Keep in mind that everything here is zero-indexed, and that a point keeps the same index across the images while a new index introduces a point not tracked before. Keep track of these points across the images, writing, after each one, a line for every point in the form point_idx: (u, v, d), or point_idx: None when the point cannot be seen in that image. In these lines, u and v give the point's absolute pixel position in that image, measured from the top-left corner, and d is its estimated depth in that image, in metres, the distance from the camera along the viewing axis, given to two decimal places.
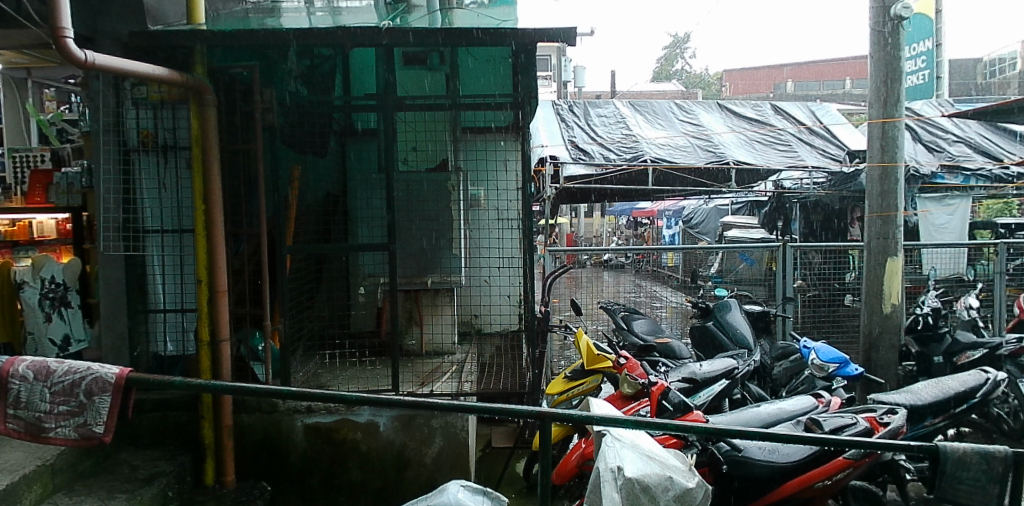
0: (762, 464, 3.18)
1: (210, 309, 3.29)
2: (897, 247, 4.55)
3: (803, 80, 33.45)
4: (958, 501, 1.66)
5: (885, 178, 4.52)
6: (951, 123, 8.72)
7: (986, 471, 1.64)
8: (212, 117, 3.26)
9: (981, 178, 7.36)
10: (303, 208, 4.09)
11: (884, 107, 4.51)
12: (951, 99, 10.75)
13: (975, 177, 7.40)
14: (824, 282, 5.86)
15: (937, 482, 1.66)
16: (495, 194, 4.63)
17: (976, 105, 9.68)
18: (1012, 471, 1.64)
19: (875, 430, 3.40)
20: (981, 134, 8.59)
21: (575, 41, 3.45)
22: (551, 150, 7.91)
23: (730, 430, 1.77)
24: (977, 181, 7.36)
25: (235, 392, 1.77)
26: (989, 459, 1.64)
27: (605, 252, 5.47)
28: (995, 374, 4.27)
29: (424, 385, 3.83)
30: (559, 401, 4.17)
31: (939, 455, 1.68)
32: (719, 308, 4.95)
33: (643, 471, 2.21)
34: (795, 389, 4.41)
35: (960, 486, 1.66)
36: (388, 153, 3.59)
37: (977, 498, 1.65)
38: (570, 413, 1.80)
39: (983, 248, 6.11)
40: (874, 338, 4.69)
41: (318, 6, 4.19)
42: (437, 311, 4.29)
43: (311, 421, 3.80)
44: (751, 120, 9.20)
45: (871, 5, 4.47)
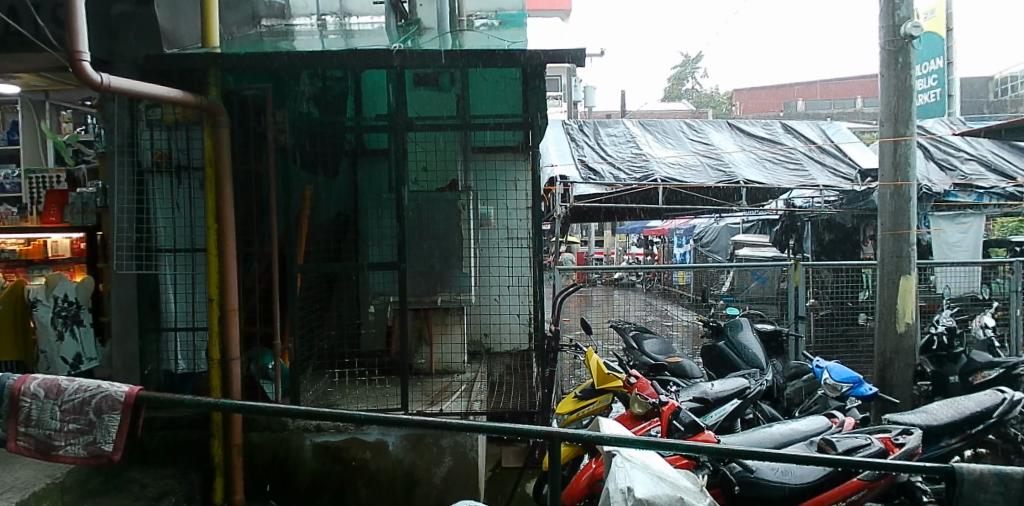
0: (774, 485, 3.27)
1: (222, 327, 3.36)
2: (911, 265, 4.49)
3: (813, 99, 33.41)
4: None
5: (897, 196, 4.49)
6: (963, 141, 8.62)
7: (1004, 492, 1.61)
8: (224, 137, 3.35)
9: (994, 196, 7.29)
10: (313, 227, 4.11)
11: (894, 126, 4.49)
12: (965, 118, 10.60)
13: (989, 195, 7.31)
14: (837, 302, 5.72)
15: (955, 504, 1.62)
16: (506, 212, 4.38)
17: (990, 122, 9.61)
18: None
19: (890, 451, 3.52)
20: (994, 152, 8.51)
21: (584, 61, 3.51)
22: (562, 170, 7.82)
23: (742, 451, 1.77)
24: (991, 200, 7.29)
25: (248, 410, 1.77)
26: (1006, 481, 1.62)
27: (617, 271, 5.37)
28: (1012, 393, 4.29)
29: (433, 404, 3.81)
30: (570, 421, 4.12)
31: (955, 476, 1.64)
32: (730, 327, 4.85)
33: (654, 492, 2.21)
34: (808, 409, 4.33)
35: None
36: (398, 174, 3.67)
37: None
38: (579, 433, 1.81)
39: (997, 266, 5.95)
40: (888, 358, 4.59)
41: (331, 30, 4.33)
42: (446, 330, 4.21)
43: (320, 440, 3.79)
44: (761, 139, 9.15)
45: (881, 25, 4.50)
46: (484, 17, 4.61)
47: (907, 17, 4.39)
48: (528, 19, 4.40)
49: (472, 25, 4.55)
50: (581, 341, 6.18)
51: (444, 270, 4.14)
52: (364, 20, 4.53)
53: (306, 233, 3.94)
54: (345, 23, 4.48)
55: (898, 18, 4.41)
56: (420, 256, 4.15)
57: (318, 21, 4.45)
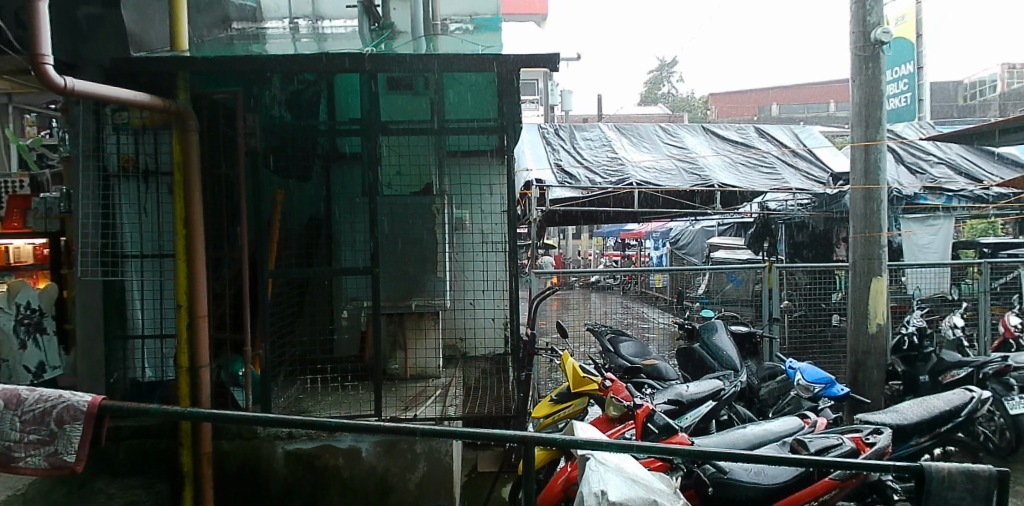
0: (749, 486, 3.34)
1: (190, 334, 3.30)
2: (882, 267, 4.54)
3: (791, 103, 33.93)
4: None
5: (868, 199, 4.54)
6: (931, 145, 8.76)
7: (970, 491, 1.63)
8: (193, 142, 3.30)
9: (963, 199, 7.47)
10: (286, 231, 4.08)
11: (865, 130, 4.54)
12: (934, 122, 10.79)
13: (958, 198, 7.49)
14: (811, 304, 5.77)
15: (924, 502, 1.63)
16: (481, 216, 4.33)
17: (957, 127, 9.81)
18: (997, 491, 1.63)
19: (861, 451, 3.59)
20: (963, 156, 8.65)
21: (556, 65, 3.53)
22: (538, 174, 7.83)
23: (713, 453, 1.77)
24: (960, 202, 7.46)
25: (207, 419, 1.77)
26: (974, 479, 1.63)
27: (594, 274, 5.30)
28: (980, 393, 4.41)
29: (407, 410, 3.78)
30: (545, 425, 4.09)
31: (924, 474, 1.65)
32: (705, 330, 4.82)
33: (626, 495, 2.38)
34: (782, 410, 4.35)
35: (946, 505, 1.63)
36: (370, 179, 3.65)
37: None
38: (552, 437, 1.80)
39: (967, 267, 6.00)
40: (861, 359, 4.63)
41: (303, 34, 4.30)
42: (421, 335, 4.16)
43: (292, 448, 3.75)
44: (735, 143, 9.23)
45: (852, 31, 4.56)
46: (459, 21, 4.58)
47: (878, 24, 4.46)
48: (503, 24, 4.40)
49: (447, 29, 4.52)
50: (557, 344, 6.16)
51: (417, 274, 4.09)
52: (337, 23, 4.50)
53: (277, 238, 3.91)
54: (319, 26, 4.44)
55: (868, 24, 4.47)
56: (394, 261, 4.10)
57: (290, 24, 4.41)
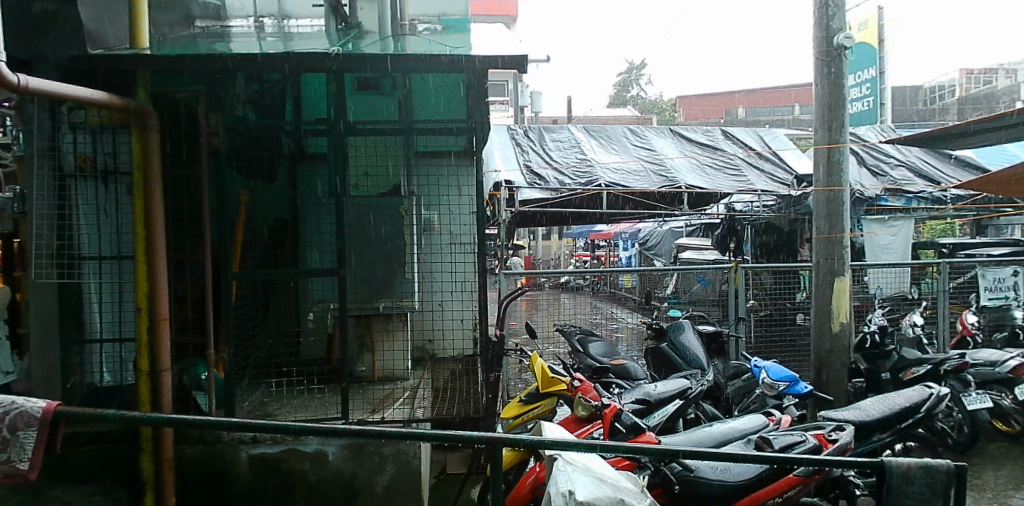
0: (716, 484, 3.37)
1: (150, 338, 3.23)
2: (844, 267, 4.64)
3: (761, 106, 34.56)
4: None
5: (831, 201, 4.65)
6: (892, 148, 8.99)
7: (928, 484, 1.83)
8: (154, 142, 3.25)
9: (922, 200, 7.68)
10: (251, 233, 4.03)
11: (828, 133, 4.63)
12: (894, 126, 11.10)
13: (917, 199, 7.70)
14: (775, 303, 5.87)
15: (886, 494, 1.84)
16: (450, 217, 4.34)
17: (916, 130, 10.10)
18: (952, 485, 1.84)
19: (823, 447, 3.66)
20: (922, 158, 8.90)
21: (524, 67, 3.54)
22: (506, 175, 7.84)
23: (679, 451, 1.91)
24: (919, 203, 7.68)
25: (183, 424, 1.79)
26: (930, 473, 1.84)
27: (564, 275, 5.29)
28: (938, 389, 4.53)
29: (374, 412, 3.76)
30: (513, 426, 4.09)
31: (886, 470, 1.85)
32: (673, 330, 4.89)
33: (594, 493, 2.40)
34: (748, 408, 4.42)
35: (906, 499, 1.84)
36: (336, 179, 3.62)
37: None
38: (521, 437, 1.90)
39: (927, 267, 6.13)
40: (824, 357, 4.73)
41: (269, 32, 4.23)
42: (389, 335, 4.16)
43: (256, 452, 3.70)
44: (702, 146, 9.35)
45: (815, 36, 4.65)
46: (428, 21, 4.58)
47: (840, 29, 4.57)
48: (472, 25, 4.40)
49: (415, 29, 4.52)
50: (526, 345, 6.17)
51: (385, 275, 4.11)
52: (304, 23, 4.46)
53: (241, 239, 3.87)
54: (285, 25, 4.38)
55: (831, 29, 4.57)
56: (361, 263, 4.08)
57: (255, 22, 4.34)
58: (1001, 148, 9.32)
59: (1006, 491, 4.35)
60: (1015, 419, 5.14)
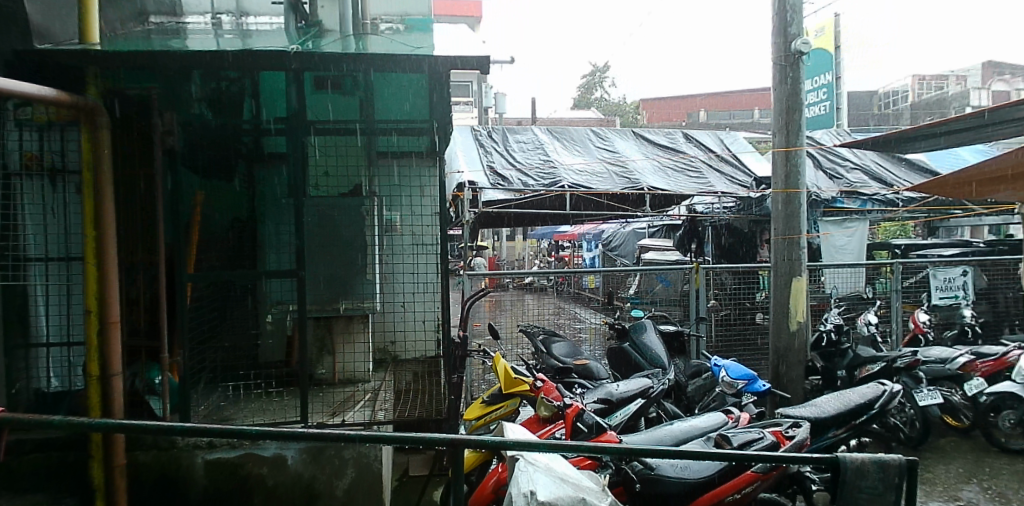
0: (676, 481, 3.40)
1: (100, 341, 3.14)
2: (801, 267, 4.76)
3: (726, 109, 35.29)
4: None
5: (789, 203, 4.76)
6: (848, 152, 9.20)
7: (882, 478, 1.81)
8: (105, 140, 3.16)
9: (876, 202, 7.80)
10: (206, 234, 3.97)
11: (786, 136, 4.74)
12: (849, 130, 11.44)
13: (871, 201, 7.82)
14: (736, 303, 5.96)
15: (839, 490, 1.81)
16: (412, 219, 4.34)
17: (870, 134, 10.43)
18: (906, 477, 1.81)
19: (781, 443, 3.75)
20: (877, 162, 9.15)
21: (487, 68, 3.55)
22: (469, 175, 7.81)
23: (642, 450, 1.85)
24: (873, 205, 7.79)
25: (140, 430, 1.74)
26: (884, 467, 1.81)
27: (528, 275, 5.26)
28: (891, 386, 4.66)
29: (334, 415, 3.71)
30: (476, 427, 4.08)
31: (840, 465, 1.82)
32: (635, 330, 4.95)
33: (554, 493, 2.45)
34: (708, 406, 4.50)
35: (860, 494, 1.81)
36: (296, 180, 3.57)
37: (875, 503, 1.82)
38: (485, 439, 1.82)
39: (881, 266, 6.26)
40: (782, 355, 4.84)
41: (227, 29, 4.15)
42: (350, 337, 4.07)
43: (213, 457, 3.63)
44: (664, 148, 9.47)
45: (773, 41, 4.75)
46: (390, 21, 4.56)
47: (798, 34, 4.67)
48: (435, 25, 4.38)
49: (377, 29, 4.50)
50: (490, 346, 6.16)
51: (346, 277, 4.09)
52: (262, 20, 4.40)
53: (197, 240, 3.81)
54: (243, 22, 4.31)
55: (789, 34, 4.68)
56: (321, 264, 4.04)
57: (212, 19, 4.24)
58: (951, 152, 9.68)
59: (955, 484, 4.51)
60: (964, 414, 5.33)
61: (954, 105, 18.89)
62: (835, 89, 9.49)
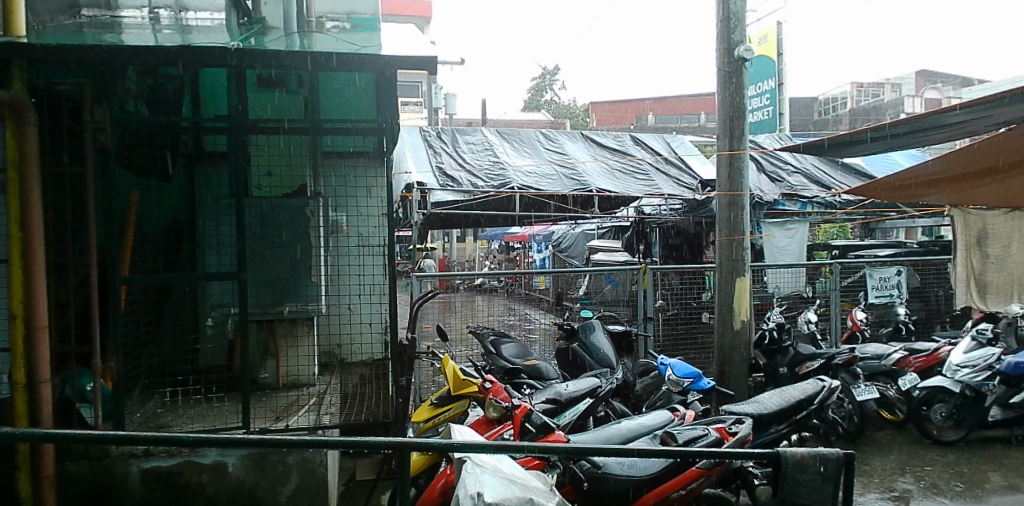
0: (622, 479, 3.47)
1: (27, 348, 3.00)
2: (745, 267, 4.90)
3: (679, 113, 36.17)
4: (797, 500, 1.84)
5: (733, 205, 4.89)
6: (789, 156, 9.46)
7: (821, 472, 1.84)
8: (33, 138, 3.03)
9: (816, 205, 8.13)
10: (143, 236, 3.85)
11: (730, 140, 4.86)
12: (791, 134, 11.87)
13: (811, 204, 8.14)
14: (682, 303, 6.13)
15: (780, 485, 1.83)
16: (359, 219, 4.29)
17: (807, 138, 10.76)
18: (844, 470, 1.84)
19: (724, 440, 3.83)
20: (817, 166, 9.46)
21: (436, 68, 3.54)
22: (418, 176, 7.82)
23: (589, 449, 1.81)
24: (813, 208, 8.11)
25: (63, 439, 1.65)
26: (823, 461, 1.84)
27: (478, 277, 5.40)
28: (830, 382, 4.86)
29: (278, 420, 3.63)
30: (424, 429, 4.05)
31: (781, 459, 1.85)
32: (583, 329, 4.99)
33: (502, 495, 2.38)
34: (655, 404, 4.61)
35: (800, 488, 1.83)
36: (236, 181, 3.48)
37: (815, 497, 1.84)
38: (427, 442, 1.78)
39: (821, 267, 6.47)
40: (727, 353, 4.98)
41: (165, 25, 4.05)
42: (295, 341, 4.12)
43: (149, 466, 3.51)
44: (612, 151, 9.55)
45: (717, 47, 4.89)
46: (336, 19, 4.51)
47: (740, 42, 4.82)
48: (382, 24, 4.36)
49: (322, 27, 4.44)
50: (439, 348, 6.15)
51: (291, 281, 3.98)
52: (203, 16, 4.27)
53: (132, 243, 3.67)
54: (182, 17, 4.19)
55: (732, 41, 4.82)
56: (263, 267, 3.94)
57: (149, 13, 4.08)
58: (886, 156, 10.16)
59: (891, 476, 4.70)
60: (899, 408, 5.61)
61: (888, 113, 19.91)
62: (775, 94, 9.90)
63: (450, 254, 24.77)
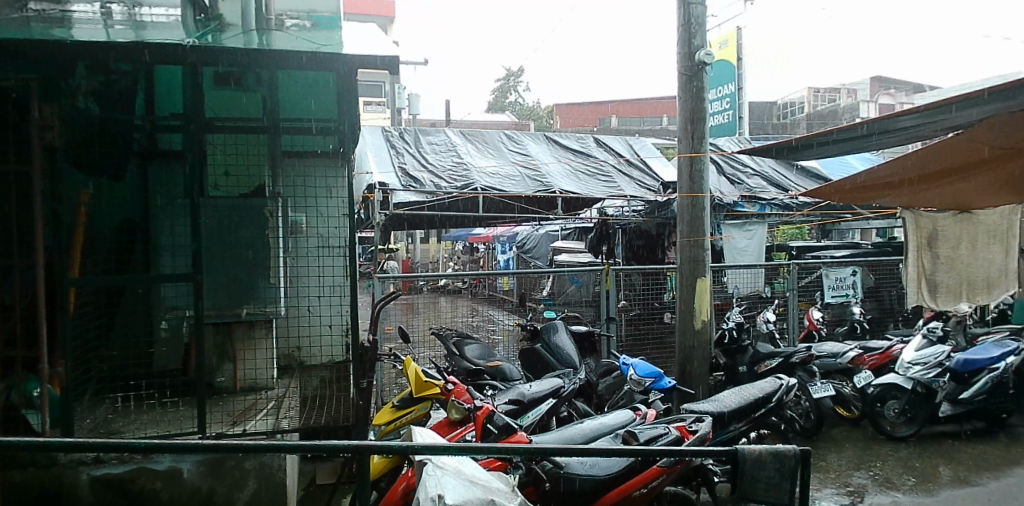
0: (584, 479, 3.50)
1: None
2: (705, 267, 5.00)
3: (645, 116, 36.72)
4: (755, 497, 1.82)
5: (694, 206, 4.98)
6: (747, 159, 9.74)
7: (778, 468, 1.82)
8: None
9: (775, 206, 8.26)
10: (95, 237, 3.72)
11: (690, 142, 4.96)
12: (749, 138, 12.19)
13: (771, 205, 8.26)
14: (645, 303, 6.22)
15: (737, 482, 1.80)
16: (321, 220, 4.19)
17: (765, 141, 11.10)
18: (800, 466, 1.81)
19: (685, 438, 3.89)
20: (774, 169, 9.75)
21: (398, 69, 3.53)
22: (380, 176, 7.78)
23: (551, 448, 1.76)
24: (772, 209, 8.25)
25: (4, 447, 1.56)
26: (779, 457, 1.82)
27: (442, 277, 5.42)
28: (787, 380, 4.98)
29: (235, 425, 3.59)
30: (386, 432, 4.02)
31: (740, 456, 1.81)
32: (546, 330, 5.03)
33: (463, 497, 2.40)
34: (617, 403, 4.69)
35: (757, 485, 1.81)
36: (192, 181, 3.41)
37: (771, 495, 1.82)
38: (390, 444, 1.69)
39: (778, 267, 6.69)
40: (688, 353, 5.07)
41: (118, 21, 3.87)
42: (252, 345, 3.99)
43: (100, 473, 3.26)
44: (574, 152, 9.65)
45: (679, 51, 4.97)
46: (296, 17, 4.47)
47: (701, 46, 4.91)
48: (343, 22, 4.32)
49: (281, 25, 4.39)
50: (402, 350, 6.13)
51: (248, 283, 3.99)
52: (158, 12, 4.17)
53: (82, 245, 3.53)
54: (136, 12, 4.07)
55: (693, 45, 4.91)
56: (220, 271, 3.94)
57: (100, 8, 3.92)
58: (840, 160, 10.50)
59: (847, 471, 4.85)
60: (854, 405, 5.77)
61: (844, 117, 20.59)
62: (735, 98, 10.13)
63: (416, 254, 24.67)
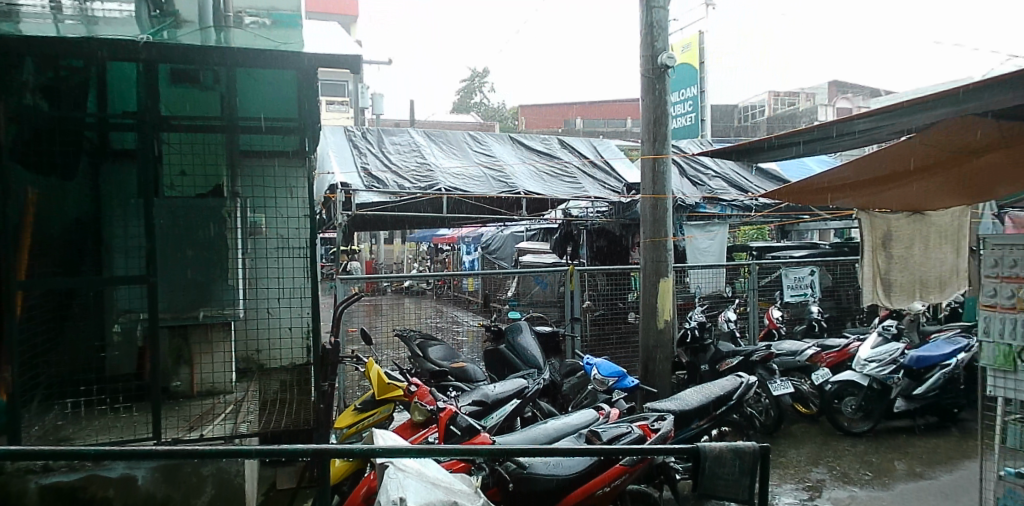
0: (547, 478, 3.52)
1: None
2: (668, 268, 5.08)
3: (613, 117, 37.15)
4: (716, 494, 1.77)
5: (656, 207, 5.05)
6: (709, 161, 9.96)
7: (738, 464, 1.77)
8: None
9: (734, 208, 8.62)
10: (43, 238, 3.59)
11: (653, 144, 5.04)
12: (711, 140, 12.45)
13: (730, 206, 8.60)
14: (608, 303, 6.32)
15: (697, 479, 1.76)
16: (278, 219, 4.20)
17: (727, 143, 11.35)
18: (760, 462, 1.76)
19: (647, 436, 3.95)
20: (735, 170, 9.96)
21: (360, 69, 3.54)
22: (342, 177, 7.68)
23: (514, 450, 1.68)
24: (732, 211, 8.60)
25: None
26: (740, 454, 1.77)
27: (406, 277, 5.39)
28: (748, 378, 5.10)
29: (192, 429, 3.51)
30: (348, 435, 4.00)
31: (700, 453, 1.77)
32: (510, 330, 5.05)
33: (426, 499, 2.39)
34: (581, 403, 4.74)
35: (718, 481, 1.76)
36: (146, 181, 3.33)
37: (730, 492, 1.77)
38: (350, 447, 1.59)
39: (739, 267, 6.84)
40: (651, 352, 5.14)
41: (68, 15, 3.72)
42: (209, 348, 3.91)
43: (49, 481, 3.09)
44: (539, 153, 9.70)
45: (641, 54, 5.04)
46: (255, 14, 4.41)
47: (663, 49, 4.99)
48: (303, 21, 4.29)
49: (239, 22, 4.32)
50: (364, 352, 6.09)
51: (206, 286, 3.91)
52: (110, 5, 4.02)
53: (29, 246, 3.40)
54: (87, 6, 3.91)
55: (656, 49, 4.97)
56: (176, 273, 3.83)
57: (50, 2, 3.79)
58: (798, 162, 10.80)
59: (806, 467, 4.99)
60: (812, 402, 5.91)
61: (802, 121, 21.19)
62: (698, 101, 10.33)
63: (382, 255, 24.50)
